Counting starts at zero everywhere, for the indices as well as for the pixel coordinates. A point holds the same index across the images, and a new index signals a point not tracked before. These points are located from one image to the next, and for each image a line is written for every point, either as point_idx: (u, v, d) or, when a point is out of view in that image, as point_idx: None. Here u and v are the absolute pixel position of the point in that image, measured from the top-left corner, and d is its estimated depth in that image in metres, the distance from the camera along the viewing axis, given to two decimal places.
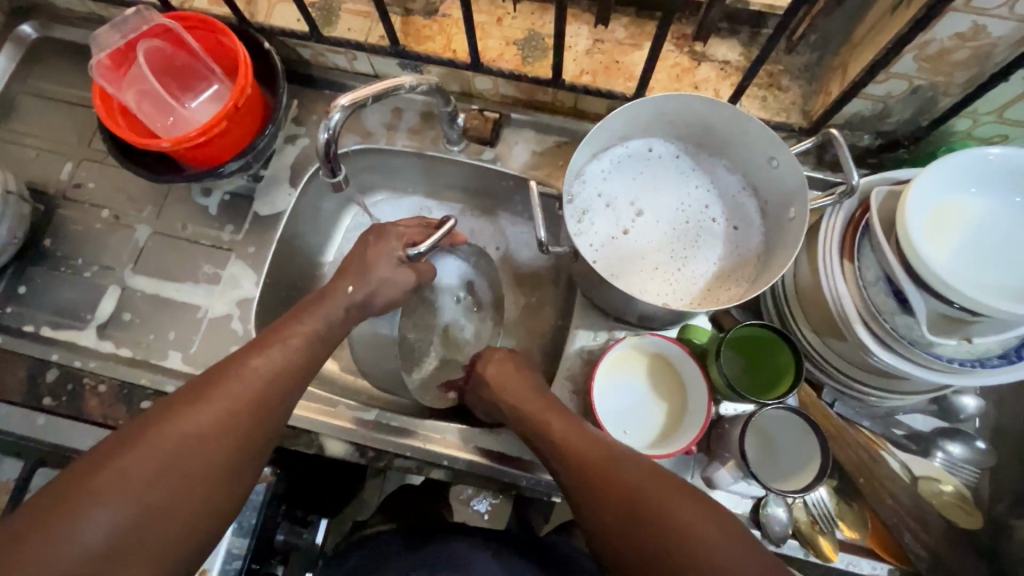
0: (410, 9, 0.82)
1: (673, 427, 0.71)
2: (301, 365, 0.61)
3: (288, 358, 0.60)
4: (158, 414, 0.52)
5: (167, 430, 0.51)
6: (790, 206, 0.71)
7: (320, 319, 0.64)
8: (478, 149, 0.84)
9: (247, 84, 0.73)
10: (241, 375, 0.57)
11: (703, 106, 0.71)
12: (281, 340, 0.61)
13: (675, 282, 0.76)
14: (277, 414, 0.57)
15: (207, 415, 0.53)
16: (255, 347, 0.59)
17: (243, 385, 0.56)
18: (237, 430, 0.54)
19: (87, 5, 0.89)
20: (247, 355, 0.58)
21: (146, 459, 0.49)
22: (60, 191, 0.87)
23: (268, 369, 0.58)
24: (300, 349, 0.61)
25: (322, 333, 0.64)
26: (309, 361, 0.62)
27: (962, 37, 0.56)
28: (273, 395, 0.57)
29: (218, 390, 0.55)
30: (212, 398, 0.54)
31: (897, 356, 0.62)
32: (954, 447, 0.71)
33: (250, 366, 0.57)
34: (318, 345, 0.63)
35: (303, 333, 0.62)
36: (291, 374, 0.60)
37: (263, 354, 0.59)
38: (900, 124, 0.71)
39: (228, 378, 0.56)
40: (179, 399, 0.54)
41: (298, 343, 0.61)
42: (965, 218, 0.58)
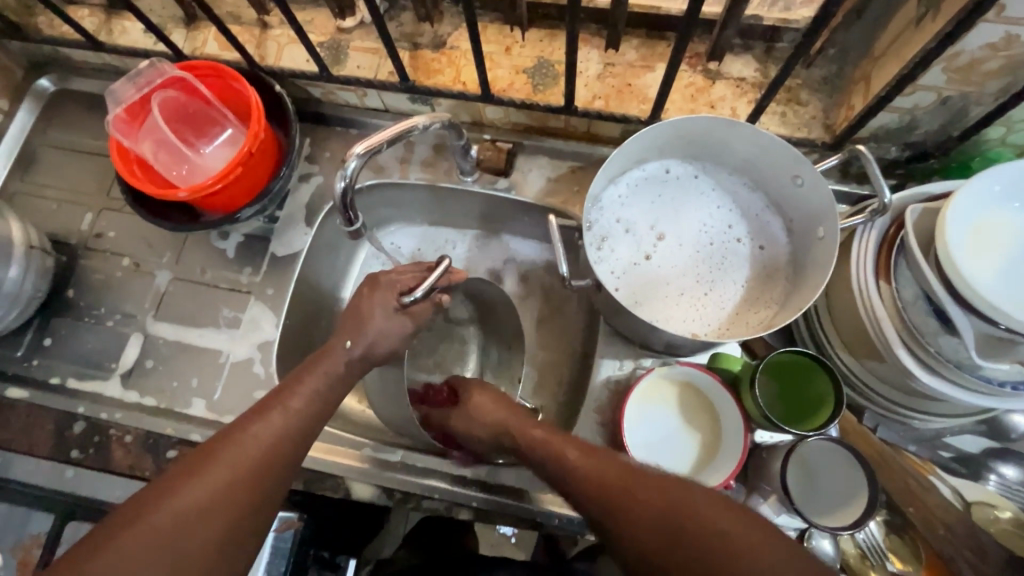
0: (419, 44, 0.82)
1: (708, 459, 0.69)
2: (303, 426, 0.59)
3: (289, 422, 0.59)
4: (158, 489, 0.52)
5: (165, 509, 0.51)
6: (818, 225, 0.68)
7: (323, 377, 0.63)
8: (491, 179, 0.83)
9: (260, 128, 0.74)
10: (242, 443, 0.56)
11: (721, 126, 0.69)
12: (281, 404, 0.59)
13: (701, 307, 0.74)
14: (277, 482, 0.56)
15: (204, 490, 0.52)
16: (255, 412, 0.58)
17: (240, 455, 0.55)
18: (235, 504, 0.53)
19: (102, 57, 0.91)
20: (245, 422, 0.57)
21: (144, 543, 0.49)
22: (81, 241, 0.88)
23: (266, 436, 0.57)
24: (301, 412, 0.60)
25: (327, 393, 0.63)
26: (310, 424, 0.60)
27: (994, 47, 0.54)
28: (272, 465, 0.56)
29: (215, 463, 0.54)
30: (210, 471, 0.53)
31: (942, 379, 0.59)
32: (1007, 469, 0.68)
33: (248, 434, 0.56)
34: (322, 405, 0.62)
35: (304, 393, 0.61)
36: (293, 439, 0.58)
37: (264, 421, 0.57)
38: (928, 135, 0.68)
39: (228, 448, 0.55)
40: (177, 471, 0.54)
41: (299, 405, 0.60)
42: (1008, 233, 0.55)
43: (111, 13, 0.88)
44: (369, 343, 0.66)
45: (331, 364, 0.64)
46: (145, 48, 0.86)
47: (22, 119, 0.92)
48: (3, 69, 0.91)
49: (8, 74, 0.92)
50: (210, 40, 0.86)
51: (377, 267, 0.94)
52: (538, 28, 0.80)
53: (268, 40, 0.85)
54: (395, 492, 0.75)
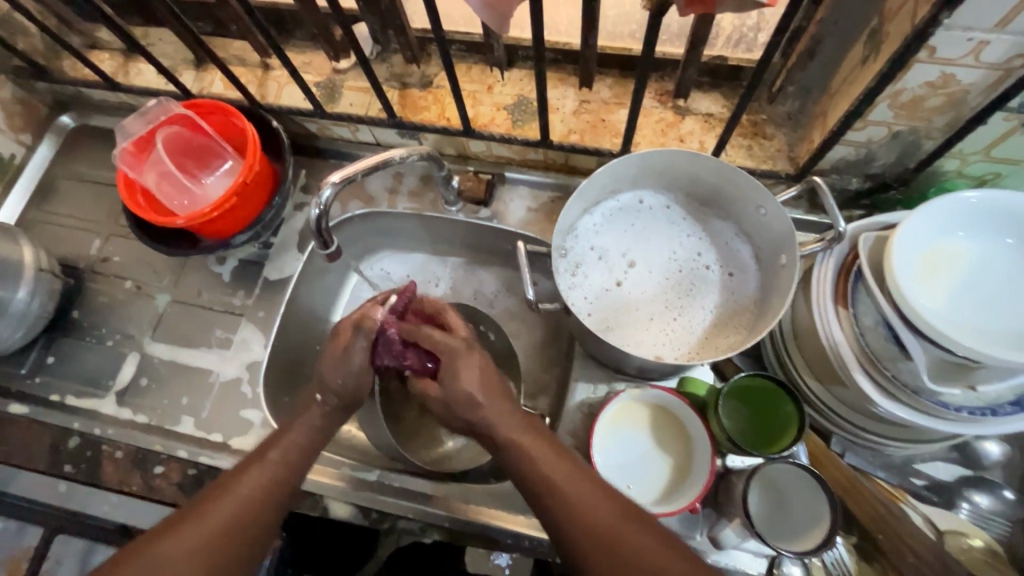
0: (407, 83, 0.87)
1: (677, 484, 0.69)
2: (284, 477, 0.61)
3: (270, 473, 0.60)
4: (143, 541, 0.54)
5: (149, 559, 0.53)
6: (781, 253, 0.71)
7: (302, 430, 0.64)
8: (474, 209, 0.88)
9: (255, 161, 0.79)
10: (228, 494, 0.58)
11: (687, 159, 0.73)
12: (262, 455, 0.61)
13: (672, 331, 0.76)
14: (258, 532, 0.58)
15: (189, 539, 0.54)
16: (235, 470, 0.60)
17: (218, 512, 0.56)
18: (213, 559, 0.54)
19: (119, 97, 0.99)
20: (226, 479, 0.59)
21: None
22: (89, 266, 0.93)
23: (244, 492, 0.58)
24: (281, 463, 0.62)
25: (307, 447, 0.64)
26: (289, 477, 0.62)
27: (933, 85, 0.57)
28: (247, 521, 0.57)
29: (200, 516, 0.56)
30: (195, 521, 0.55)
31: (902, 404, 0.60)
32: (979, 497, 0.68)
33: (234, 486, 0.58)
34: (302, 458, 0.63)
35: (283, 445, 0.63)
36: (273, 490, 0.60)
37: (248, 471, 0.60)
38: (887, 167, 0.71)
39: (216, 498, 0.57)
40: (161, 527, 0.56)
41: (277, 457, 0.62)
42: (956, 261, 0.57)
43: (128, 57, 0.96)
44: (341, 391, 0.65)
45: (308, 419, 0.65)
46: (157, 88, 0.93)
47: (43, 152, 1.00)
48: (29, 106, 0.99)
49: (33, 111, 0.99)
50: (217, 80, 0.93)
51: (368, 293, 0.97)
52: (518, 69, 0.86)
53: (270, 80, 0.92)
54: (371, 512, 0.77)
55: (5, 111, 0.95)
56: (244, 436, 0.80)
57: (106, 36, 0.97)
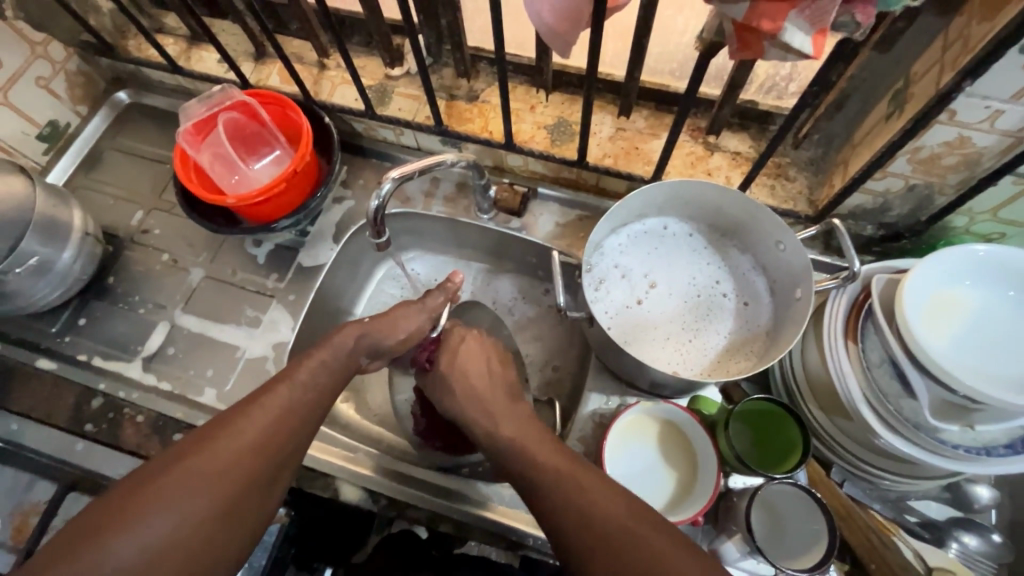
0: (455, 95, 0.93)
1: (682, 497, 0.72)
2: (312, 398, 0.64)
3: (297, 396, 0.63)
4: (182, 448, 0.57)
5: (188, 464, 0.56)
6: (797, 287, 0.75)
7: (323, 369, 0.66)
8: (505, 218, 0.92)
9: (307, 152, 0.84)
10: (259, 411, 0.61)
11: (714, 191, 0.78)
12: (288, 377, 0.64)
13: (687, 351, 0.79)
14: (288, 447, 0.61)
15: (226, 449, 0.58)
16: (255, 398, 0.62)
17: (239, 439, 0.59)
18: (236, 478, 0.57)
19: (177, 79, 1.03)
20: (247, 405, 0.61)
21: (173, 487, 0.55)
22: (128, 235, 0.97)
23: (264, 423, 0.60)
24: (309, 385, 0.65)
25: (327, 387, 0.66)
26: (315, 399, 0.65)
27: (950, 145, 0.62)
28: (265, 452, 0.59)
29: (232, 429, 0.59)
30: (229, 433, 0.59)
31: (903, 439, 0.63)
32: (968, 538, 0.71)
33: (263, 405, 0.61)
34: (321, 395, 0.65)
35: (310, 366, 0.66)
36: (302, 410, 0.63)
37: (277, 392, 0.63)
38: (900, 218, 0.76)
39: (248, 414, 0.60)
40: (191, 440, 0.58)
41: (305, 378, 0.65)
42: (962, 308, 0.62)
43: (192, 43, 1.01)
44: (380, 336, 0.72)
45: (329, 353, 0.68)
46: (217, 76, 0.98)
47: (96, 124, 1.04)
48: (90, 79, 1.03)
49: (92, 84, 1.04)
50: (274, 74, 0.98)
51: (394, 287, 1.00)
52: (561, 92, 0.91)
53: (324, 79, 0.97)
54: (381, 499, 0.78)
55: (68, 82, 0.99)
56: None
57: (172, 22, 1.03)
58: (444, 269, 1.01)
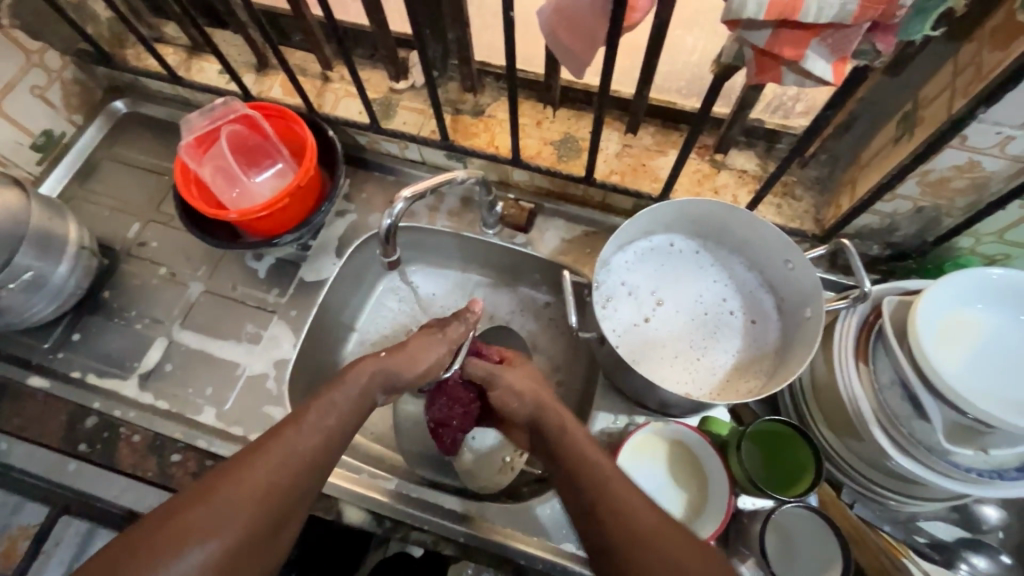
0: (461, 109, 0.92)
1: (692, 520, 0.71)
2: (343, 422, 0.63)
3: (331, 419, 0.62)
4: (221, 470, 0.55)
5: (230, 487, 0.53)
6: (805, 306, 0.75)
7: (335, 415, 0.63)
8: (511, 234, 0.91)
9: (311, 166, 0.82)
10: (298, 432, 0.59)
11: (722, 210, 0.78)
12: (325, 400, 0.63)
13: (695, 371, 0.79)
14: (321, 472, 0.60)
15: (266, 472, 0.56)
16: (259, 445, 0.57)
17: (278, 461, 0.57)
18: (276, 503, 0.55)
19: (176, 89, 1.02)
20: (284, 427, 0.60)
21: (214, 512, 0.52)
22: (125, 248, 0.94)
23: (286, 454, 0.57)
24: (341, 409, 0.64)
25: (341, 426, 0.63)
26: (346, 424, 0.64)
27: (959, 169, 0.63)
28: (269, 503, 0.54)
29: (273, 450, 0.57)
30: (270, 454, 0.57)
31: (915, 462, 0.63)
32: (978, 560, 0.70)
33: (302, 426, 0.60)
34: (349, 420, 0.64)
35: (344, 390, 0.65)
36: (336, 434, 0.62)
37: (314, 413, 0.62)
38: (907, 238, 0.76)
39: (288, 435, 0.59)
40: (229, 461, 0.56)
41: (339, 401, 0.64)
42: (973, 330, 0.62)
43: (193, 53, 1.00)
44: (400, 364, 0.71)
45: (359, 378, 0.67)
46: (217, 87, 0.97)
47: (92, 133, 1.02)
48: (86, 88, 1.01)
49: (89, 93, 1.02)
50: (276, 86, 0.97)
51: (396, 302, 0.99)
52: (568, 108, 0.91)
53: (328, 91, 0.96)
54: (386, 520, 0.77)
55: (64, 91, 0.97)
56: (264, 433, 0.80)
57: (172, 32, 1.01)
58: (448, 284, 1.00)
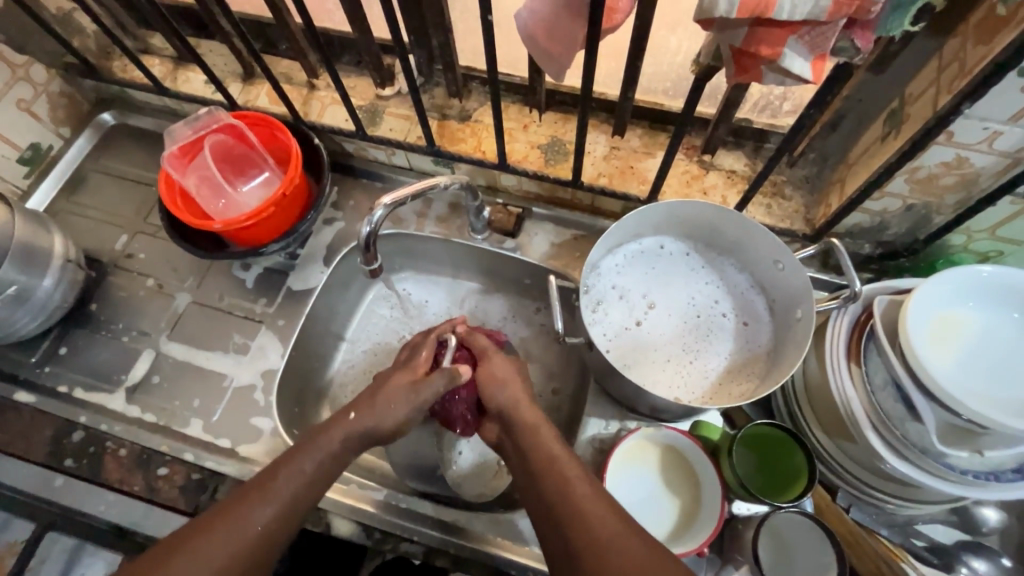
0: (447, 114, 0.92)
1: (685, 526, 0.70)
2: (305, 493, 0.60)
3: (291, 491, 0.59)
4: (164, 549, 0.53)
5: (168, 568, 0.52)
6: (797, 307, 0.74)
7: (309, 464, 0.61)
8: (500, 239, 0.90)
9: (296, 174, 0.82)
10: (249, 512, 0.56)
11: (711, 211, 0.77)
12: (288, 468, 0.60)
13: (687, 374, 0.78)
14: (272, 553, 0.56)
15: (208, 555, 0.53)
16: (208, 523, 0.55)
17: (224, 543, 0.54)
18: None
19: (163, 100, 1.01)
20: (236, 504, 0.56)
21: None
22: (112, 260, 0.94)
23: (232, 536, 0.54)
24: (305, 478, 0.60)
25: (301, 497, 0.59)
26: (308, 494, 0.60)
27: (948, 166, 0.62)
28: None
29: (219, 531, 0.54)
30: (215, 535, 0.54)
31: (909, 464, 0.62)
32: (978, 563, 0.69)
33: (255, 503, 0.57)
34: (313, 489, 0.61)
35: (314, 452, 0.61)
36: (292, 509, 0.58)
37: (272, 486, 0.58)
38: (899, 236, 0.75)
39: (239, 513, 0.56)
40: (178, 537, 0.54)
41: (305, 470, 0.60)
42: (966, 329, 0.61)
43: (179, 64, 0.99)
44: (373, 421, 0.64)
45: (332, 437, 0.63)
46: (203, 97, 0.97)
47: (79, 146, 1.02)
48: (73, 101, 1.01)
49: (75, 106, 1.02)
50: (263, 95, 0.97)
51: (386, 309, 0.98)
52: (554, 111, 0.90)
53: (314, 99, 0.95)
54: (375, 532, 0.76)
55: (50, 104, 0.97)
56: (252, 445, 0.80)
57: (158, 43, 1.01)
58: (439, 290, 0.99)
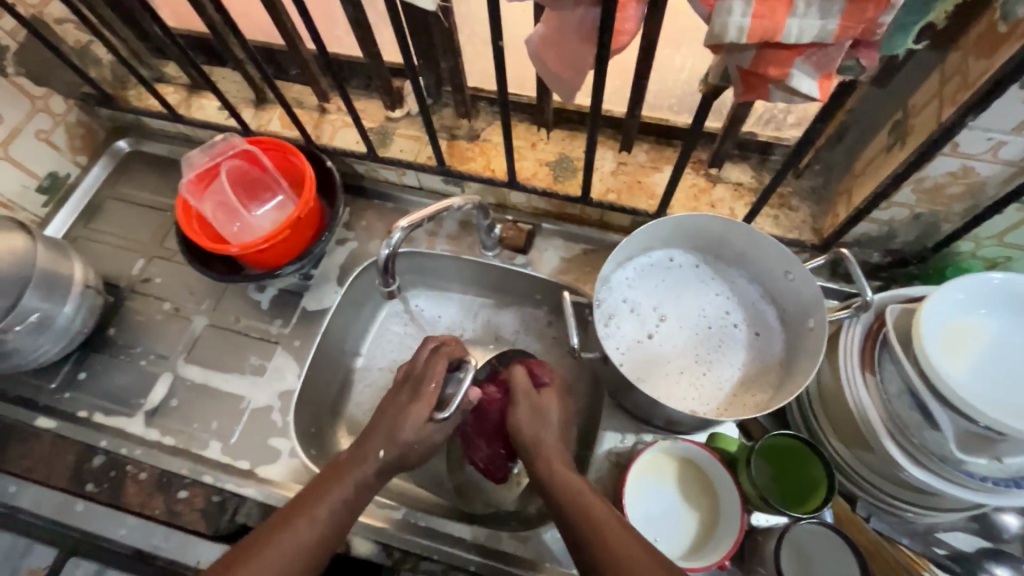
0: (456, 135, 0.93)
1: (705, 538, 0.70)
2: (330, 531, 0.60)
3: (315, 529, 0.59)
4: None
5: None
6: (808, 316, 0.75)
7: (318, 520, 0.60)
8: (511, 255, 0.92)
9: (310, 198, 0.83)
10: (273, 551, 0.57)
11: (720, 224, 0.78)
12: (312, 507, 0.61)
13: (701, 386, 0.78)
14: None
15: None
16: (235, 561, 0.56)
17: None
18: None
19: (177, 127, 1.04)
20: (262, 542, 0.58)
21: None
22: (129, 285, 0.95)
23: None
24: (329, 517, 0.61)
25: (324, 536, 0.60)
26: (332, 534, 0.61)
27: (953, 175, 0.63)
28: None
29: (244, 569, 0.55)
30: (239, 574, 0.55)
31: (928, 472, 0.62)
32: (1001, 571, 0.68)
33: (280, 542, 0.58)
34: (337, 528, 0.61)
35: (337, 491, 0.62)
36: (316, 547, 0.59)
37: (295, 526, 0.59)
38: (906, 245, 0.76)
39: (263, 551, 0.57)
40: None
41: (330, 508, 0.61)
42: (979, 336, 0.61)
43: (193, 91, 1.02)
44: (394, 445, 0.64)
45: (358, 472, 0.64)
46: (217, 123, 0.99)
47: (96, 173, 1.04)
48: (90, 130, 1.03)
49: (92, 134, 1.04)
50: (275, 119, 0.99)
51: (399, 327, 0.99)
52: (561, 129, 0.92)
53: (325, 123, 0.97)
54: (395, 551, 0.76)
55: (68, 133, 0.99)
56: (270, 466, 0.80)
57: (172, 71, 1.04)
58: (451, 307, 1.00)
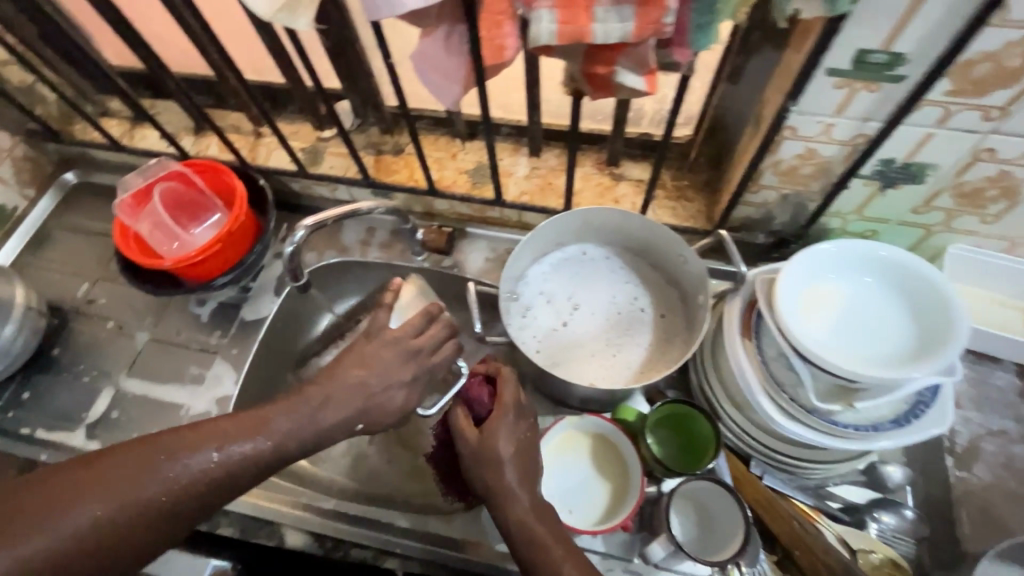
0: (382, 150, 1.00)
1: (615, 507, 0.75)
2: (271, 450, 0.62)
3: (259, 442, 0.62)
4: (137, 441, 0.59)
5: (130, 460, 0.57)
6: (701, 295, 0.82)
7: (241, 446, 0.61)
8: (438, 258, 0.98)
9: (241, 212, 0.89)
10: (212, 435, 0.61)
11: (618, 216, 0.85)
12: (263, 419, 0.63)
13: (611, 366, 0.84)
14: (211, 488, 0.59)
15: (162, 461, 0.58)
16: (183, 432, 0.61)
17: (182, 453, 0.59)
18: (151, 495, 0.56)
19: (121, 157, 1.09)
20: (208, 425, 0.62)
21: (104, 472, 0.56)
22: (74, 306, 1.00)
23: (189, 453, 0.59)
24: (277, 435, 0.63)
25: (263, 451, 0.62)
26: (270, 453, 0.62)
27: (801, 157, 0.71)
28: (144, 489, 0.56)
29: (182, 439, 0.60)
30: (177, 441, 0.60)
31: (802, 425, 0.68)
32: (886, 517, 0.75)
33: (222, 430, 0.61)
34: (277, 453, 0.63)
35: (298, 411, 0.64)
36: (249, 459, 0.61)
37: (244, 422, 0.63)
38: (786, 225, 0.84)
39: (206, 430, 0.61)
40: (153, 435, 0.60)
41: (279, 429, 0.63)
42: (834, 298, 0.68)
43: (135, 123, 1.08)
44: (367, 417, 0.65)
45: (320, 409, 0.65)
46: (158, 151, 1.05)
47: (44, 205, 1.09)
48: (37, 163, 1.09)
49: (40, 168, 1.10)
50: (213, 145, 1.05)
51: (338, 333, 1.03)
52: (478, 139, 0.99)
53: (261, 146, 1.04)
54: (327, 539, 0.79)
55: (15, 167, 1.05)
56: None
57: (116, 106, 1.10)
58: None
